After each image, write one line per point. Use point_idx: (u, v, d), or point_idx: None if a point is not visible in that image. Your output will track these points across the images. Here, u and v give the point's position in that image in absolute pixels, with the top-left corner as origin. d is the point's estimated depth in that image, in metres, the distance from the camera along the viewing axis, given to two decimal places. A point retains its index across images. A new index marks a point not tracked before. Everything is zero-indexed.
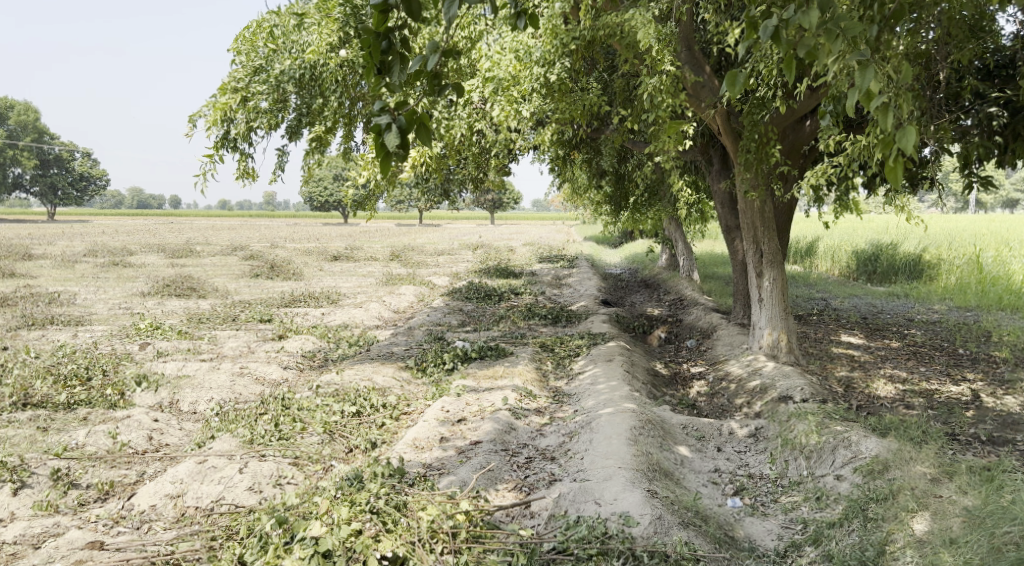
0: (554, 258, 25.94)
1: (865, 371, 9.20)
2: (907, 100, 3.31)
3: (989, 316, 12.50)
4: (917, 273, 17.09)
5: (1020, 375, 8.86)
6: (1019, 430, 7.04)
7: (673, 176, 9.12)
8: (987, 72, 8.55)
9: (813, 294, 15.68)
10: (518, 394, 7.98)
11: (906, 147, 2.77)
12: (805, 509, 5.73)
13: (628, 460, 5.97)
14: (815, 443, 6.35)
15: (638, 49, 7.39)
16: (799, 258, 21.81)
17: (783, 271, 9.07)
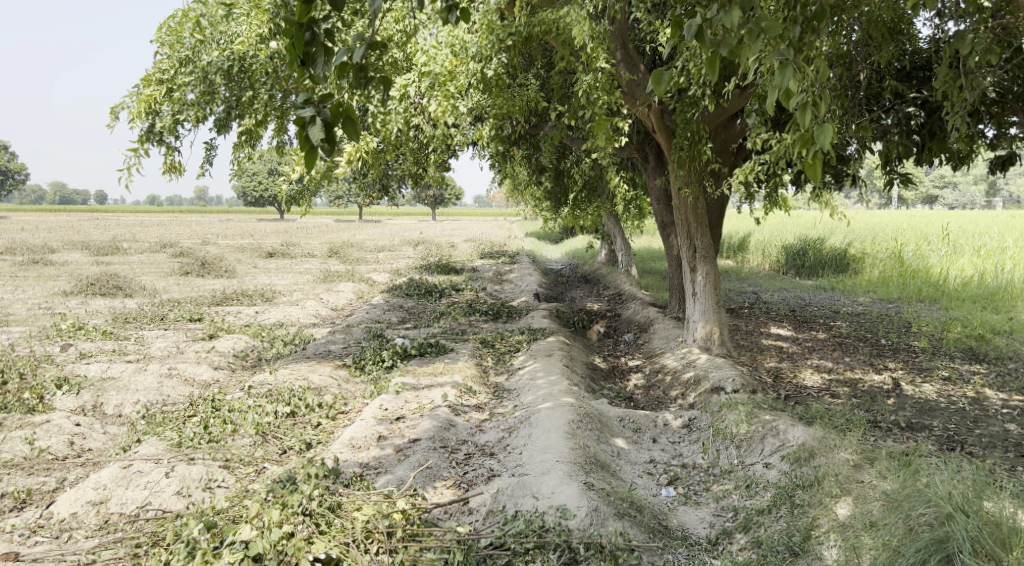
0: (495, 255, 25.96)
1: (793, 362, 9.50)
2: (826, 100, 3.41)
3: (910, 307, 13.06)
4: (842, 267, 17.69)
5: (937, 363, 9.28)
6: (936, 416, 7.37)
7: (609, 173, 9.23)
8: (905, 73, 8.89)
9: (746, 288, 16.09)
10: (458, 390, 7.96)
11: (822, 145, 2.87)
12: (735, 497, 5.88)
13: (565, 453, 6.02)
14: (745, 432, 6.52)
15: (573, 47, 7.45)
16: (732, 253, 22.36)
17: (716, 266, 9.29)
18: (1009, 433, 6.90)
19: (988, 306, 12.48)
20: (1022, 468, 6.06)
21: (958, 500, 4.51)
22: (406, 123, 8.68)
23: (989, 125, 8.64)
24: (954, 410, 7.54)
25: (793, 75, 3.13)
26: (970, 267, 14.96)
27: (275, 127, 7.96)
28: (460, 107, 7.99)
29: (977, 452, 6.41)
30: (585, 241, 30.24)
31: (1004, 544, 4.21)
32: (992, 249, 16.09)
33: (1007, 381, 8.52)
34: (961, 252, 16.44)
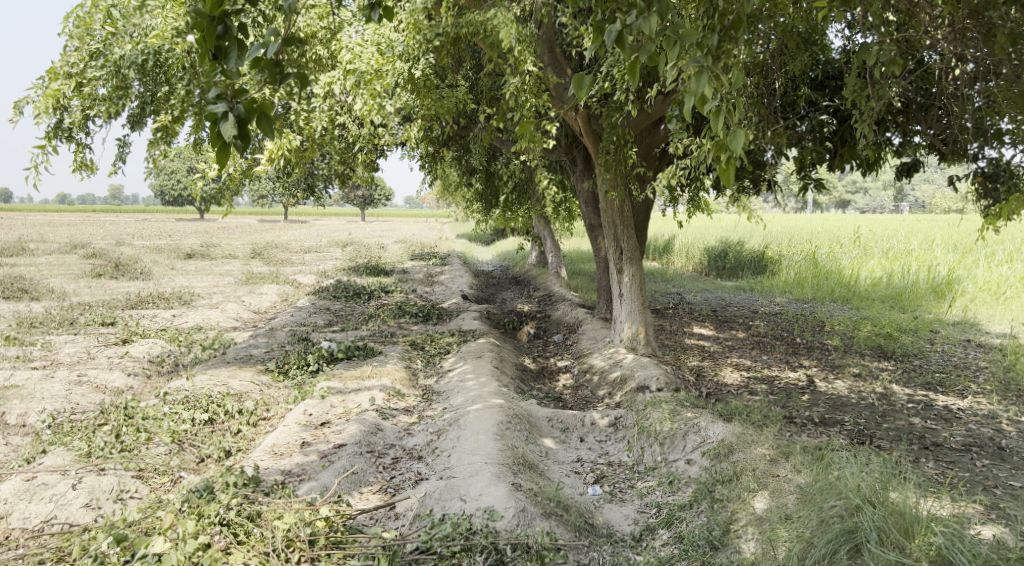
0: (424, 256, 25.80)
1: (715, 360, 9.76)
2: (741, 108, 3.52)
3: (824, 307, 13.59)
4: (761, 268, 18.27)
5: (848, 361, 9.69)
6: (847, 411, 7.69)
7: (538, 175, 9.29)
8: (819, 82, 9.23)
9: (670, 289, 16.44)
10: (386, 394, 7.86)
11: (735, 149, 2.96)
12: (659, 493, 5.99)
13: (494, 455, 6.02)
14: (668, 430, 6.66)
15: (501, 49, 7.47)
16: (657, 255, 22.83)
17: (641, 267, 9.45)
18: (914, 427, 7.25)
19: (895, 306, 13.09)
20: (925, 459, 6.38)
21: (865, 492, 4.71)
22: (331, 122, 8.54)
23: (895, 134, 9.07)
24: (864, 406, 7.89)
25: (709, 83, 3.22)
26: (879, 268, 15.69)
27: (193, 124, 7.70)
28: (386, 106, 7.91)
29: (885, 445, 6.72)
30: (514, 243, 30.37)
31: (907, 533, 4.42)
32: (899, 252, 16.90)
33: (912, 376, 8.96)
34: (871, 254, 17.21)
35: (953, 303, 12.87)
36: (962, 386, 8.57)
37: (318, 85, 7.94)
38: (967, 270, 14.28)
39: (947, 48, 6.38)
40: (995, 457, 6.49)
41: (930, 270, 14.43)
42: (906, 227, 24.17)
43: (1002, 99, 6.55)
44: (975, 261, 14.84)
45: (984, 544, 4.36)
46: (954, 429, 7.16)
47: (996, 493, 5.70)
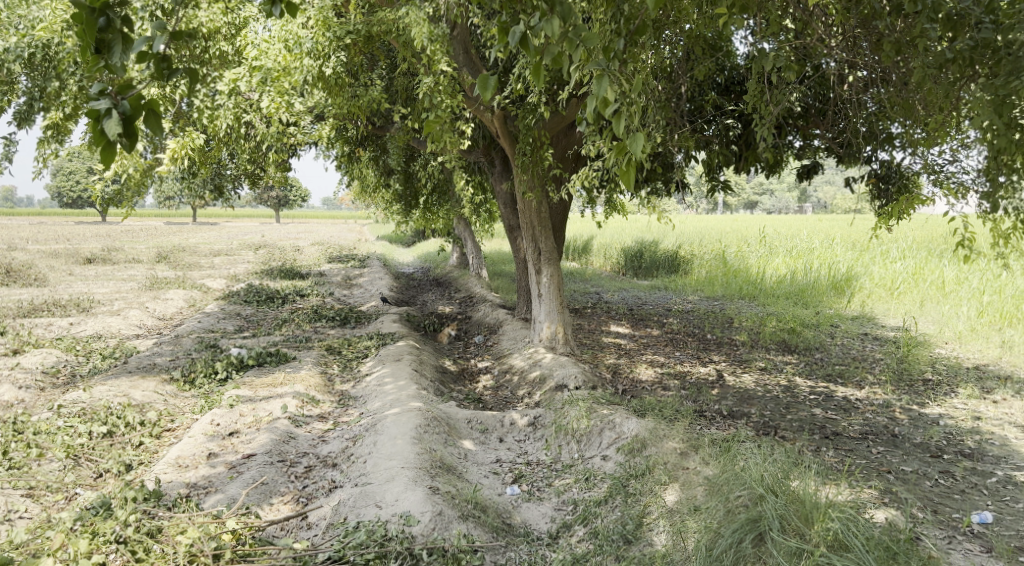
0: (342, 258, 25.36)
1: (630, 358, 9.95)
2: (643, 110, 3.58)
3: (733, 304, 14.07)
4: (675, 267, 18.78)
5: (755, 355, 10.05)
6: (753, 404, 7.98)
7: (456, 176, 9.26)
8: (725, 87, 9.52)
9: (588, 288, 16.69)
10: (300, 400, 7.67)
11: (636, 152, 3.01)
12: (576, 490, 6.02)
13: (410, 459, 5.96)
14: (584, 427, 6.74)
15: (414, 48, 7.40)
16: (576, 255, 23.12)
17: (559, 268, 9.54)
18: (815, 417, 7.59)
19: (799, 302, 13.66)
20: (826, 448, 6.68)
21: (768, 481, 4.87)
22: (238, 120, 8.27)
23: (795, 137, 9.45)
24: (769, 398, 8.20)
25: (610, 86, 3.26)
26: (784, 266, 16.36)
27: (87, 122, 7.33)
28: (295, 104, 7.71)
29: (788, 435, 7.00)
30: (434, 245, 30.23)
31: (807, 519, 4.59)
32: (802, 250, 17.66)
33: (815, 369, 9.38)
34: (776, 252, 17.92)
35: (852, 298, 13.53)
36: (859, 377, 9.02)
37: (223, 82, 7.69)
38: (864, 267, 15.04)
39: (840, 56, 6.70)
40: (889, 444, 6.85)
41: (830, 267, 15.14)
42: (809, 227, 25.30)
43: (892, 105, 6.92)
44: (872, 259, 15.64)
45: (877, 527, 4.59)
46: (852, 419, 7.52)
47: (889, 478, 6.02)
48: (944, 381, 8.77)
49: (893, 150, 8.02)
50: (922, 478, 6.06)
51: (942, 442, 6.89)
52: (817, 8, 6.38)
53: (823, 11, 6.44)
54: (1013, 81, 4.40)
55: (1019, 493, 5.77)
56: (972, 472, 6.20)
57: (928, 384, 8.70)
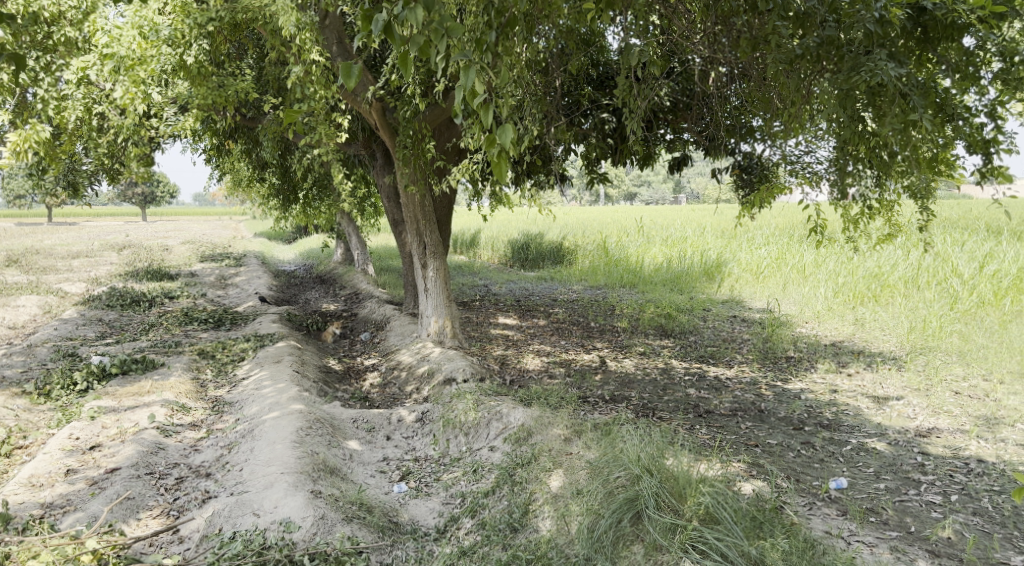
0: (216, 257, 24.26)
1: (518, 348, 10.04)
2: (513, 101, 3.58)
3: (614, 292, 14.48)
4: (560, 258, 19.13)
5: (635, 341, 10.38)
6: (634, 387, 8.25)
7: (334, 170, 9.01)
8: (599, 82, 9.70)
9: (475, 281, 16.71)
10: (169, 409, 7.27)
11: (505, 144, 3.01)
12: (463, 483, 6.00)
13: (291, 463, 5.77)
14: (472, 420, 6.74)
15: (282, 37, 7.13)
16: (463, 248, 23.18)
17: (445, 261, 9.48)
18: (690, 397, 7.94)
19: (675, 288, 14.21)
20: (699, 426, 6.98)
21: (645, 461, 5.01)
22: (89, 111, 7.72)
23: (666, 130, 9.79)
24: (648, 381, 8.50)
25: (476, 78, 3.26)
26: (661, 254, 17.02)
27: None
28: (153, 94, 7.26)
29: (665, 416, 7.27)
30: (317, 242, 29.47)
31: (681, 496, 4.77)
32: (677, 238, 18.41)
33: (689, 351, 9.79)
34: (653, 241, 18.60)
35: (722, 283, 14.22)
36: (729, 356, 9.50)
37: (71, 71, 7.15)
38: (733, 253, 15.85)
39: (704, 54, 6.99)
40: (756, 419, 7.25)
41: (703, 254, 15.86)
42: (681, 216, 26.36)
43: (753, 99, 7.28)
44: (740, 245, 16.48)
45: (744, 499, 4.84)
46: (723, 397, 7.91)
47: (756, 451, 6.36)
48: (805, 357, 9.37)
49: (755, 143, 8.44)
50: (785, 449, 6.45)
51: (804, 414, 7.35)
52: (681, 5, 6.62)
53: (686, 8, 6.68)
54: (853, 77, 4.71)
55: (870, 459, 6.24)
56: (830, 441, 6.65)
57: (791, 361, 9.28)
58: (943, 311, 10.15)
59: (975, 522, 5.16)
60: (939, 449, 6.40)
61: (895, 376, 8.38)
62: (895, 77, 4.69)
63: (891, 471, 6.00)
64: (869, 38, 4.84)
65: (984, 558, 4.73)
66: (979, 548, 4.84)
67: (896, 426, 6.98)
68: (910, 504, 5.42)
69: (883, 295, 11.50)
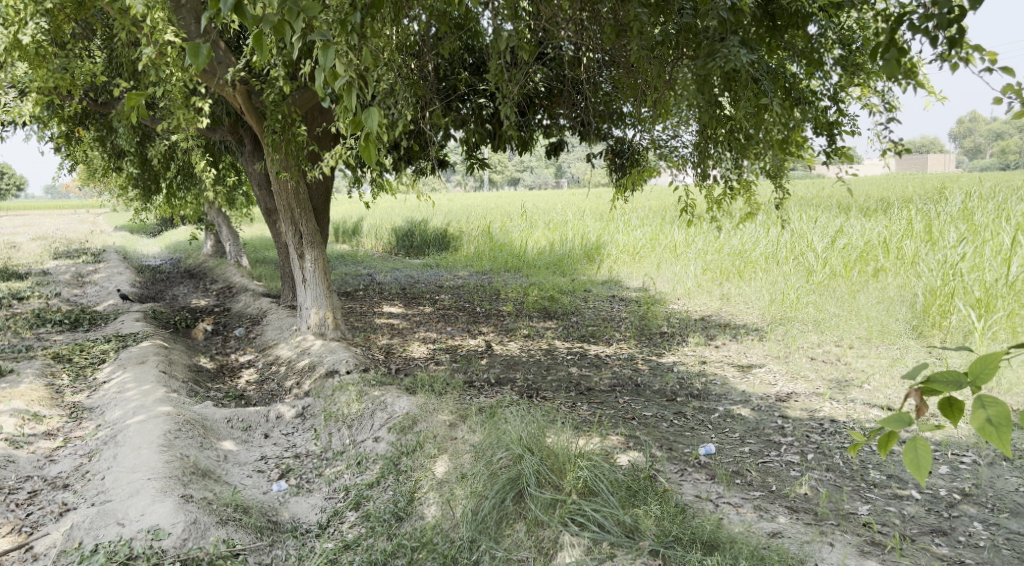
0: (72, 253, 22.63)
1: (403, 337, 9.93)
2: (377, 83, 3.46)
3: (499, 276, 14.59)
4: (444, 245, 19.09)
5: (520, 323, 10.51)
6: (519, 368, 8.38)
7: (197, 157, 8.55)
8: (476, 67, 9.68)
9: (358, 270, 16.37)
10: (19, 418, 6.76)
11: (370, 127, 2.86)
12: (347, 477, 5.90)
13: (159, 468, 5.49)
14: (355, 411, 6.63)
15: (130, 15, 6.67)
16: (345, 237, 22.72)
17: (322, 251, 9.22)
18: (572, 375, 8.14)
19: (557, 271, 14.48)
20: (581, 403, 7.16)
21: (526, 441, 5.11)
22: None
23: (542, 116, 9.88)
24: (533, 362, 8.66)
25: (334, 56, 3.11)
26: (544, 238, 17.32)
27: None
28: None
29: (548, 395, 7.41)
30: (185, 235, 28.05)
31: (561, 472, 4.89)
32: (559, 222, 18.77)
33: (571, 332, 10.01)
34: (536, 226, 18.88)
35: (601, 265, 14.61)
36: (609, 335, 9.79)
37: None
38: (611, 235, 16.33)
39: (573, 40, 7.07)
40: (633, 393, 7.52)
41: (583, 237, 16.26)
42: (564, 200, 26.88)
43: (621, 85, 7.46)
44: (617, 228, 16.96)
45: (621, 470, 5.02)
46: (602, 373, 8.17)
47: (633, 424, 6.60)
48: (677, 332, 9.80)
49: (626, 128, 8.66)
50: (659, 420, 6.73)
51: (676, 386, 7.69)
52: None
53: None
54: (711, 63, 4.91)
55: (736, 424, 6.61)
56: (700, 410, 6.99)
57: (665, 336, 9.66)
58: (800, 284, 10.84)
59: (829, 478, 5.56)
60: (797, 412, 6.86)
61: (759, 346, 8.91)
62: (748, 62, 4.93)
63: (755, 435, 6.38)
64: (724, 25, 5.05)
65: (836, 509, 5.11)
66: (830, 501, 5.22)
67: (759, 392, 7.43)
68: (771, 465, 5.78)
69: (746, 272, 12.21)
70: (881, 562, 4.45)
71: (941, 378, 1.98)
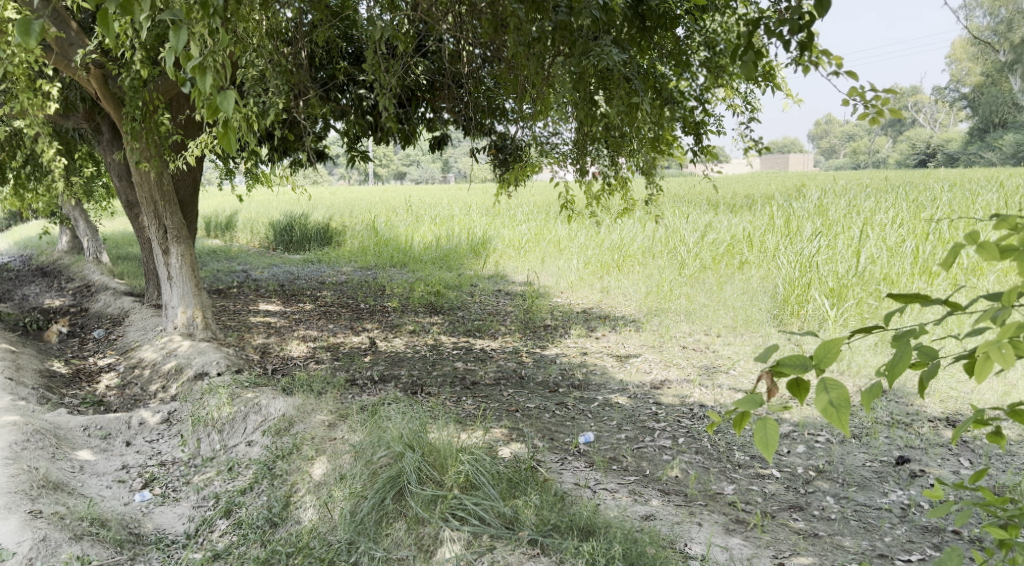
0: None
1: (280, 335, 9.60)
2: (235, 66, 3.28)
3: (384, 272, 14.36)
4: (326, 239, 18.60)
5: (405, 319, 10.38)
6: (403, 365, 8.27)
7: (46, 145, 7.91)
8: (355, 57, 9.47)
9: (232, 267, 15.68)
10: None
11: (228, 112, 2.69)
12: (217, 483, 5.64)
13: (2, 482, 5.07)
14: (227, 415, 6.36)
15: None
16: (219, 232, 21.69)
17: (190, 247, 8.77)
18: (457, 369, 8.13)
19: (443, 266, 14.40)
20: (465, 398, 7.16)
21: (406, 438, 5.05)
22: None
23: (425, 109, 9.78)
24: (418, 358, 8.58)
25: (187, 39, 2.93)
26: (430, 233, 17.21)
27: None
28: None
29: (433, 391, 7.37)
30: (38, 229, 26.02)
31: (442, 467, 4.86)
32: (445, 217, 18.71)
33: (457, 326, 9.99)
34: (422, 220, 18.72)
35: (487, 259, 14.65)
36: (494, 329, 9.84)
37: None
38: (497, 230, 16.43)
39: (453, 35, 7.04)
40: (517, 385, 7.60)
41: (469, 232, 16.27)
42: (450, 195, 26.78)
43: (502, 80, 7.49)
44: (502, 223, 17.06)
45: (503, 463, 5.05)
46: (487, 367, 8.20)
47: (516, 416, 6.66)
48: (560, 324, 9.98)
49: (508, 124, 8.70)
50: (542, 411, 6.83)
51: (559, 377, 7.83)
52: None
53: None
54: (585, 61, 4.99)
55: (614, 412, 6.80)
56: (580, 400, 7.15)
57: (549, 329, 9.81)
58: (673, 277, 11.27)
59: (697, 460, 5.83)
60: (670, 398, 7.14)
61: (636, 336, 9.21)
62: (619, 62, 5.06)
63: (631, 422, 6.58)
64: (597, 24, 5.13)
65: (704, 489, 5.36)
66: (699, 482, 5.46)
67: (636, 381, 7.69)
68: (645, 450, 5.99)
69: (625, 265, 12.47)
70: (745, 539, 4.69)
71: (790, 361, 2.09)
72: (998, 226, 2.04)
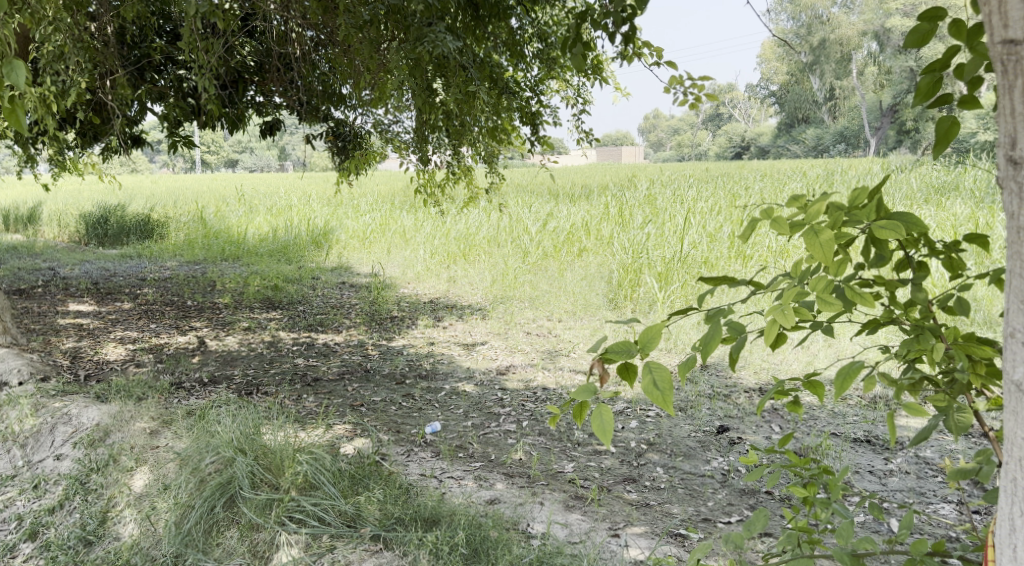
0: None
1: (94, 338, 8.82)
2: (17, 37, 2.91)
3: (214, 266, 13.55)
4: (146, 232, 17.28)
5: (239, 316, 9.88)
6: (237, 364, 7.86)
7: None
8: (172, 36, 8.83)
9: (36, 264, 14.20)
10: None
11: (17, 86, 2.37)
12: (20, 504, 5.11)
13: None
14: (30, 428, 5.76)
15: None
16: (19, 226, 19.59)
17: None
18: (297, 366, 7.84)
19: (281, 258, 13.83)
20: (306, 395, 6.92)
21: (238, 442, 4.81)
22: None
23: (254, 92, 9.32)
24: (253, 356, 8.18)
25: None
26: (265, 225, 16.47)
27: None
28: None
29: (271, 390, 7.06)
30: None
31: (278, 469, 4.65)
32: (281, 208, 17.98)
33: (297, 321, 9.63)
34: (256, 211, 17.90)
35: (330, 251, 14.24)
36: (337, 322, 9.57)
37: None
38: (338, 220, 16.01)
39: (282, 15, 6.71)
40: (361, 379, 7.43)
41: (308, 222, 15.72)
42: (286, 185, 25.78)
43: (336, 64, 7.24)
44: (345, 213, 16.63)
45: (344, 460, 4.92)
46: (330, 362, 7.97)
47: (361, 410, 6.52)
48: (406, 315, 9.86)
49: (346, 110, 8.44)
50: (387, 404, 6.72)
51: (404, 368, 7.76)
52: None
53: None
54: (418, 47, 4.91)
55: (460, 401, 6.82)
56: (427, 390, 7.10)
57: (394, 321, 9.67)
58: (517, 265, 11.46)
59: (540, 442, 5.96)
60: (514, 384, 7.26)
61: (481, 324, 9.28)
62: (453, 49, 5.02)
63: (476, 409, 6.63)
64: (430, 10, 5.06)
65: (545, 470, 5.48)
66: (541, 463, 5.59)
67: (481, 368, 7.76)
68: (490, 436, 6.06)
69: (470, 255, 12.51)
70: (583, 514, 4.85)
71: (617, 348, 2.16)
72: (791, 206, 2.21)
